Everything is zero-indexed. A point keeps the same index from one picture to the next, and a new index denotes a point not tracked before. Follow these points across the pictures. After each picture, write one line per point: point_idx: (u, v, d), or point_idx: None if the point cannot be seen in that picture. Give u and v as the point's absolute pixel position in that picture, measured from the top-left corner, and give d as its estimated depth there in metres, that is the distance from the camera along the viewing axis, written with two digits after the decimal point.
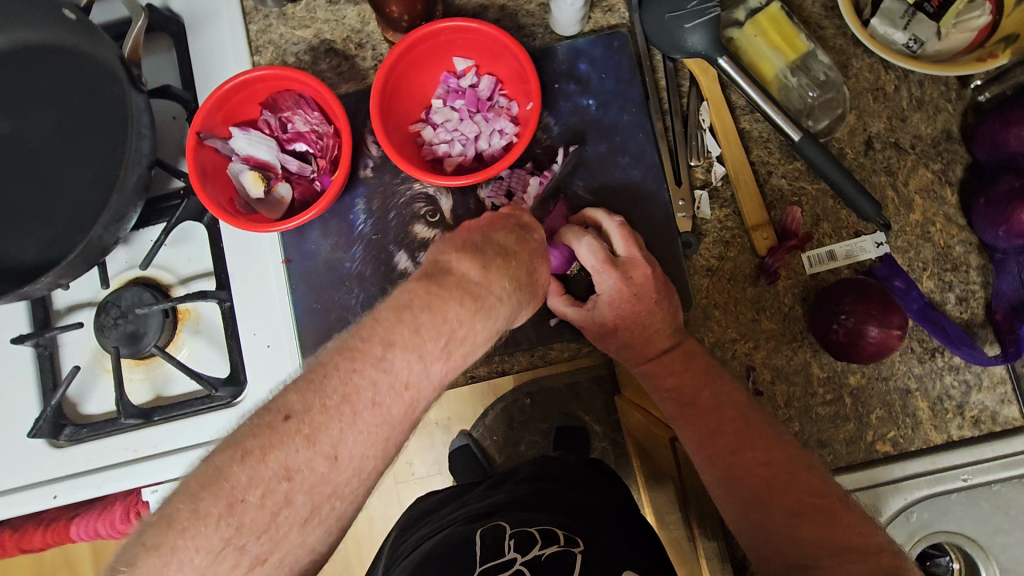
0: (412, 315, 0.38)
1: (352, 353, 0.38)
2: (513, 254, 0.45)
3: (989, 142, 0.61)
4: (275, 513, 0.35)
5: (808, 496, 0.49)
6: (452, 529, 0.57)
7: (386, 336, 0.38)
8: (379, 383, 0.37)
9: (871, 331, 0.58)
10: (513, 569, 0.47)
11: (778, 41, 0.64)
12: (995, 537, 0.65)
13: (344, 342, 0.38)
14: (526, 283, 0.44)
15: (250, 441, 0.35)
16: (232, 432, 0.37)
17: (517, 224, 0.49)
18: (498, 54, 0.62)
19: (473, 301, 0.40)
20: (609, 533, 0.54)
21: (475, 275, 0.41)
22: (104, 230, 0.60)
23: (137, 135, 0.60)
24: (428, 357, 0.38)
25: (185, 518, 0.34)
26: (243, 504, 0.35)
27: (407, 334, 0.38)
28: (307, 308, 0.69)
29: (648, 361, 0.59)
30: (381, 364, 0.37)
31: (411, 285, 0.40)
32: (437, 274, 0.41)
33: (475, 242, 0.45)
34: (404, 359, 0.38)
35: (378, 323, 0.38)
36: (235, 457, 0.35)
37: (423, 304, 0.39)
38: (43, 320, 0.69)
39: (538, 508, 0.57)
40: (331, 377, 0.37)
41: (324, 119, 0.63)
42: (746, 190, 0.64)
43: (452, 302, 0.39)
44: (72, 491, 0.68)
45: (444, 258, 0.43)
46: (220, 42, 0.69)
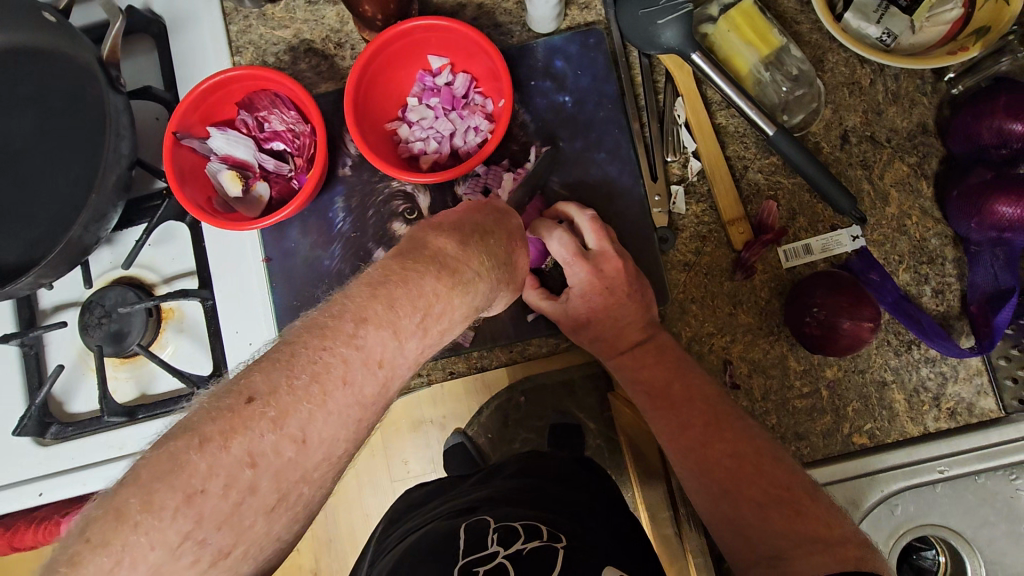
0: (387, 290, 0.37)
1: (321, 332, 0.35)
2: (491, 232, 0.45)
3: (962, 135, 0.61)
4: (238, 502, 0.33)
5: (774, 488, 0.50)
6: (436, 523, 0.57)
7: (358, 312, 0.36)
8: (351, 361, 0.35)
9: (843, 323, 0.58)
10: (496, 562, 0.47)
11: (750, 37, 0.64)
12: (982, 530, 0.63)
13: (313, 321, 0.36)
14: (502, 261, 0.44)
15: (209, 426, 0.33)
16: (188, 417, 0.33)
17: (494, 211, 0.48)
18: (472, 53, 0.63)
19: (449, 274, 0.39)
20: (590, 529, 0.55)
21: (452, 251, 0.40)
22: (83, 230, 0.61)
23: (116, 135, 0.61)
24: (403, 334, 0.37)
25: (136, 511, 0.30)
26: (203, 495, 0.32)
27: (382, 310, 0.36)
28: (288, 306, 0.69)
29: (621, 354, 0.60)
30: (354, 341, 0.35)
31: (384, 261, 0.38)
32: (414, 247, 0.40)
33: (454, 222, 0.44)
34: (377, 336, 0.36)
35: (351, 300, 0.36)
36: (192, 444, 0.32)
37: (399, 279, 0.37)
38: (29, 320, 0.70)
39: (522, 502, 0.57)
40: (298, 355, 0.35)
41: (301, 118, 0.64)
42: (721, 185, 0.64)
43: (429, 276, 0.38)
44: (58, 489, 0.69)
45: (421, 234, 0.41)
46: (200, 42, 0.70)
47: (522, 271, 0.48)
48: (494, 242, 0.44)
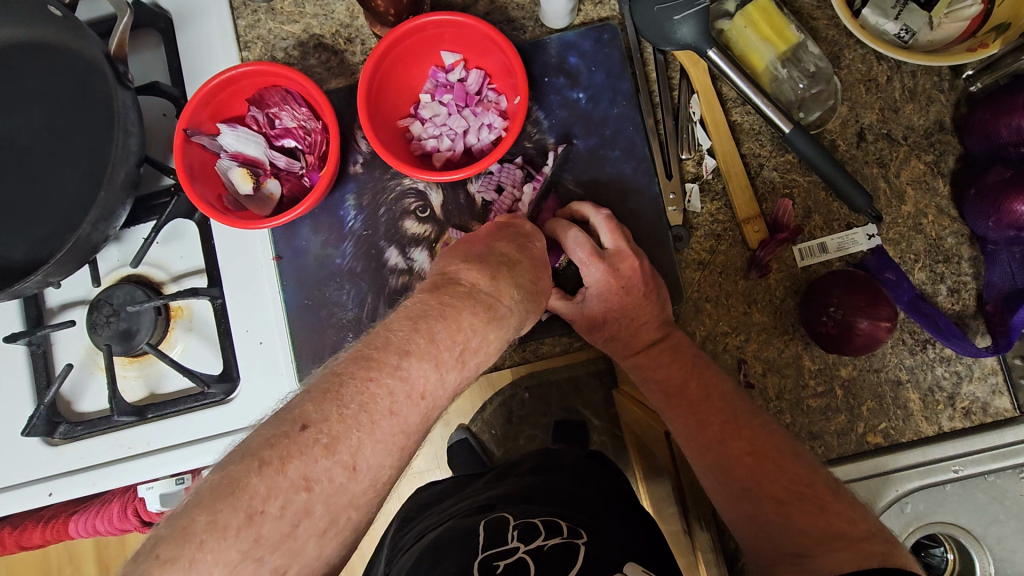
0: (427, 324, 0.38)
1: (368, 363, 0.36)
2: (516, 262, 0.44)
3: (981, 132, 0.61)
4: (293, 525, 0.33)
5: (794, 484, 0.50)
6: (453, 522, 0.57)
7: (400, 344, 0.37)
8: (396, 392, 0.36)
9: (859, 322, 0.58)
10: (517, 556, 0.47)
11: (768, 34, 0.63)
12: (991, 527, 0.63)
13: (358, 352, 0.37)
14: (531, 291, 0.44)
15: (268, 451, 0.33)
16: (248, 443, 0.34)
17: (518, 233, 0.49)
18: (486, 49, 0.62)
19: (485, 310, 0.40)
20: (609, 526, 0.55)
21: (485, 285, 0.41)
22: (92, 229, 0.61)
23: (124, 131, 0.60)
24: (444, 366, 0.38)
25: (203, 530, 0.30)
26: (262, 516, 0.32)
27: (424, 343, 0.37)
28: (298, 305, 0.69)
29: (636, 354, 0.59)
30: (398, 373, 0.36)
31: (421, 297, 0.40)
32: (447, 284, 0.41)
33: (480, 253, 0.44)
34: (420, 368, 0.37)
35: (393, 333, 0.38)
36: (253, 467, 0.32)
37: (439, 314, 0.39)
38: (36, 319, 0.69)
39: (539, 501, 0.57)
40: (346, 385, 0.35)
41: (312, 115, 0.63)
42: (737, 183, 0.64)
43: (466, 312, 0.39)
44: (68, 489, 0.68)
45: (451, 269, 0.43)
46: (209, 38, 0.69)
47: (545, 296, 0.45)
48: (520, 273, 0.44)
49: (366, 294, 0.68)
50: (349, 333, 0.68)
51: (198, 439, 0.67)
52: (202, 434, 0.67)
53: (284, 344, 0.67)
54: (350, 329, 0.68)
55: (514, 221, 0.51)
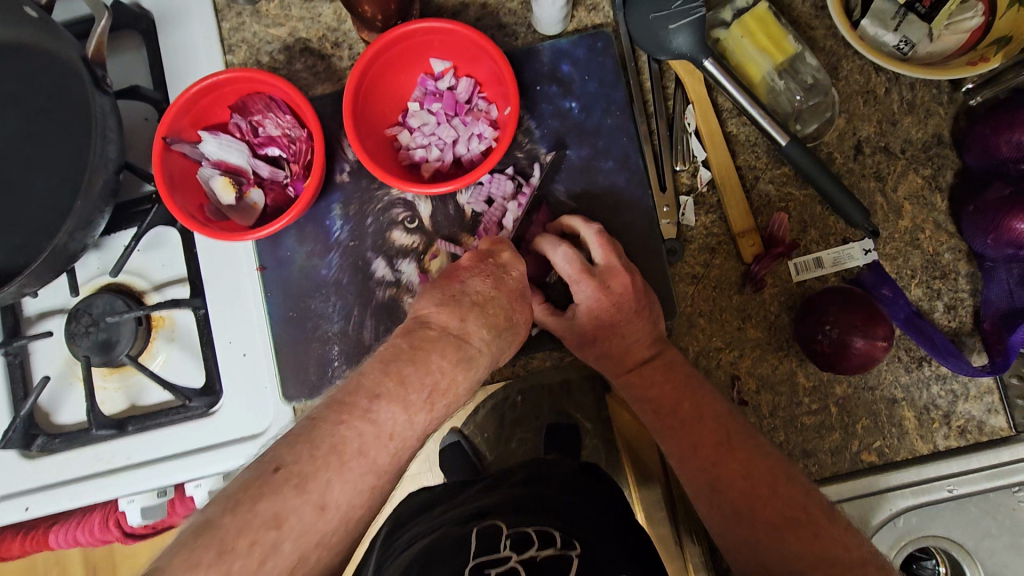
0: (397, 368, 0.39)
1: (339, 407, 0.37)
2: (492, 298, 0.44)
3: (980, 147, 0.60)
4: (261, 562, 0.33)
5: (790, 510, 0.49)
6: (444, 530, 0.56)
7: (371, 388, 0.38)
8: (365, 434, 0.37)
9: (855, 341, 0.57)
10: (508, 566, 0.47)
11: (765, 44, 0.62)
12: (984, 542, 0.63)
13: (333, 398, 0.38)
14: (505, 329, 0.44)
15: (242, 490, 0.34)
16: (229, 486, 0.34)
17: (498, 264, 0.47)
18: (476, 56, 0.60)
19: (454, 349, 0.40)
20: (604, 542, 0.54)
21: (456, 325, 0.41)
22: (69, 238, 0.59)
23: (102, 138, 0.59)
24: (412, 408, 0.38)
25: (172, 570, 0.30)
26: (231, 555, 0.32)
27: (393, 386, 0.38)
28: (282, 317, 0.67)
29: (628, 372, 0.58)
30: (368, 415, 0.37)
31: (393, 341, 0.41)
32: (418, 327, 0.41)
33: (454, 292, 0.44)
34: (389, 410, 0.37)
35: (365, 377, 0.39)
36: (225, 508, 0.33)
37: (408, 358, 0.39)
38: (13, 328, 0.68)
39: (532, 511, 0.56)
40: (320, 429, 0.36)
41: (297, 123, 0.61)
42: (732, 196, 0.62)
43: (436, 353, 0.40)
44: (45, 504, 0.67)
45: (424, 313, 0.43)
46: (192, 41, 0.67)
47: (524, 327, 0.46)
48: (495, 310, 0.44)
49: (352, 306, 0.66)
50: (334, 346, 0.66)
51: (179, 453, 0.66)
52: (184, 447, 0.66)
53: (268, 356, 0.66)
54: (336, 341, 0.66)
55: (499, 245, 0.50)
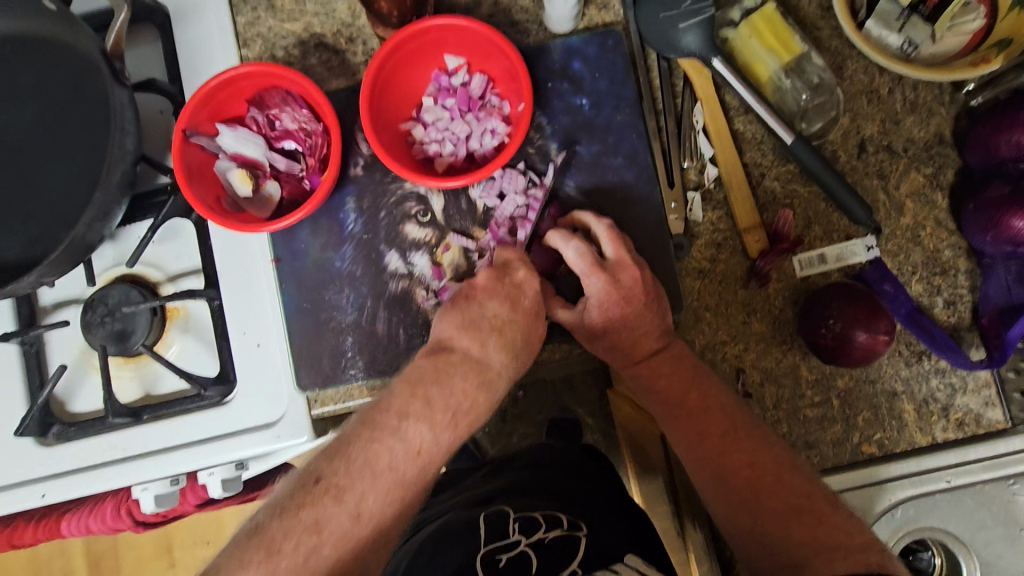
0: (424, 390, 0.47)
1: (372, 427, 0.45)
2: (507, 323, 0.52)
3: (981, 147, 0.61)
4: (305, 560, 0.41)
5: (795, 497, 0.50)
6: (454, 514, 0.60)
7: (401, 409, 0.46)
8: (395, 450, 0.44)
9: (858, 335, 0.59)
10: (518, 549, 0.51)
11: (772, 43, 0.63)
12: (979, 533, 0.67)
13: (367, 418, 0.46)
14: (519, 351, 0.52)
15: (289, 500, 0.42)
16: (276, 499, 0.43)
17: (512, 284, 0.54)
18: (489, 53, 0.61)
19: (475, 373, 0.49)
20: (609, 526, 0.56)
21: (475, 351, 0.50)
22: (87, 228, 0.60)
23: (121, 130, 0.59)
24: (438, 427, 0.46)
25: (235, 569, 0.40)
26: (279, 554, 0.40)
27: (419, 406, 0.46)
28: (297, 308, 0.68)
29: (637, 363, 0.59)
30: (397, 433, 0.45)
31: (419, 363, 0.49)
32: (442, 350, 0.50)
33: (472, 316, 0.52)
34: (417, 427, 0.45)
35: (394, 398, 0.47)
36: (276, 513, 0.42)
37: (433, 379, 0.47)
38: (29, 318, 0.69)
39: (539, 494, 0.60)
40: (354, 446, 0.44)
41: (313, 117, 0.62)
42: (739, 192, 0.64)
43: (457, 377, 0.48)
44: (61, 490, 0.68)
45: (446, 336, 0.51)
46: (208, 34, 0.68)
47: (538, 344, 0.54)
48: (510, 332, 0.52)
49: (365, 298, 0.67)
50: (348, 337, 0.67)
51: (193, 442, 0.67)
52: (198, 436, 0.67)
53: (282, 346, 0.67)
54: (349, 333, 0.67)
55: (512, 263, 0.56)
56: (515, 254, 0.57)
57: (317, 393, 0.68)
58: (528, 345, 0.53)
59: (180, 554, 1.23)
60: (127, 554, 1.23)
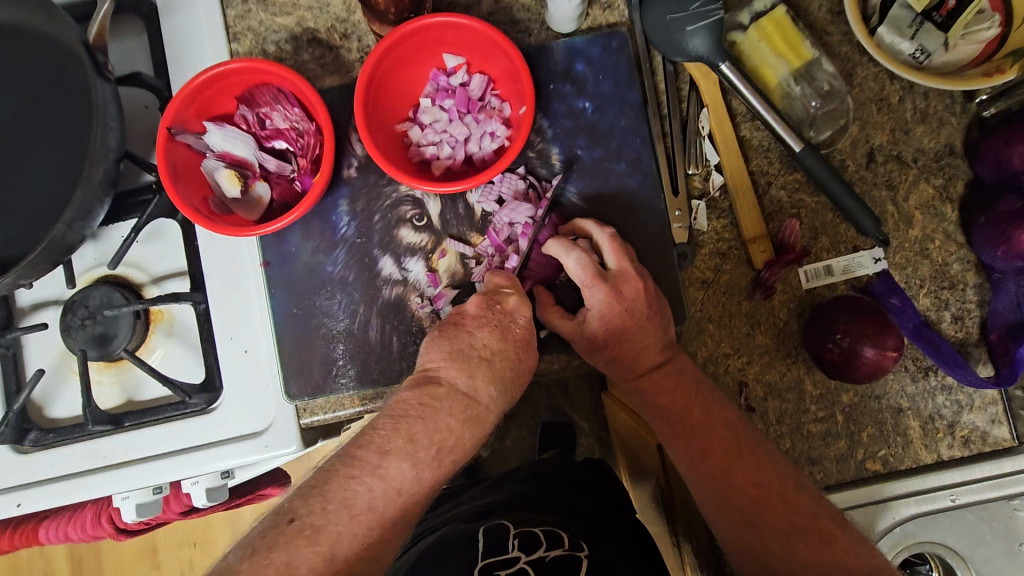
0: (406, 424, 0.46)
1: (351, 463, 0.44)
2: (496, 353, 0.51)
3: (992, 159, 0.60)
4: None
5: (801, 518, 0.49)
6: (452, 526, 0.59)
7: (382, 445, 0.44)
8: (375, 488, 0.43)
9: (865, 351, 0.57)
10: (518, 567, 0.48)
11: (782, 49, 0.61)
12: (978, 549, 0.66)
13: (346, 453, 0.45)
14: (509, 381, 0.51)
15: (258, 540, 0.40)
16: (244, 538, 0.41)
17: (502, 312, 0.53)
18: (490, 53, 0.59)
19: (460, 407, 0.48)
20: (609, 539, 0.56)
21: (463, 383, 0.49)
22: (68, 228, 0.57)
23: (103, 126, 0.57)
24: (419, 465, 0.45)
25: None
26: None
27: (402, 443, 0.45)
28: (286, 313, 0.66)
29: (638, 377, 0.57)
30: (377, 471, 0.43)
31: (404, 395, 0.48)
32: (428, 381, 0.49)
33: (461, 346, 0.50)
34: (398, 466, 0.44)
35: (377, 433, 0.45)
36: (242, 555, 0.39)
37: (417, 414, 0.46)
38: (6, 319, 0.66)
39: (539, 509, 0.59)
40: (331, 483, 0.43)
41: (305, 116, 0.60)
42: (745, 201, 0.62)
43: (442, 412, 0.47)
44: (38, 500, 0.65)
45: (433, 366, 0.50)
46: (196, 27, 0.66)
47: (528, 371, 0.53)
48: (499, 363, 0.51)
49: (358, 304, 0.65)
50: (339, 344, 0.65)
51: (177, 451, 0.64)
52: (182, 445, 0.64)
53: (270, 352, 0.65)
54: (341, 340, 0.65)
55: (502, 290, 0.55)
56: (506, 279, 0.56)
57: (306, 402, 0.66)
58: (518, 377, 0.52)
59: (165, 556, 1.20)
60: (109, 557, 1.21)
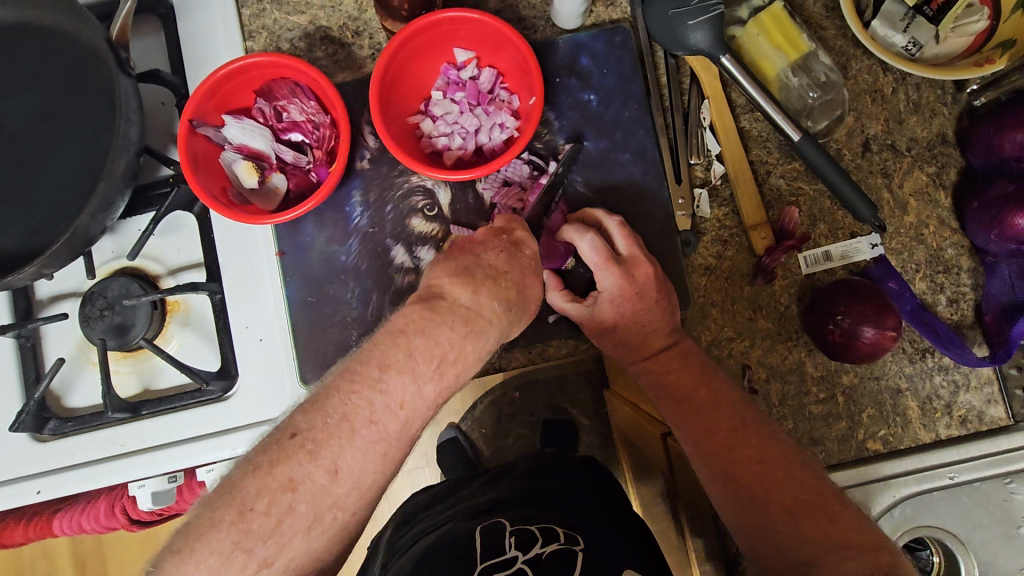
0: (407, 339, 0.41)
1: (352, 376, 0.41)
2: (505, 273, 0.47)
3: (984, 147, 0.62)
4: (279, 520, 0.39)
5: (802, 493, 0.50)
6: (452, 525, 0.59)
7: (382, 359, 0.41)
8: (376, 403, 0.40)
9: (865, 331, 0.59)
10: (514, 568, 0.49)
11: (780, 42, 0.64)
12: (975, 532, 0.68)
13: (346, 367, 0.42)
14: (515, 302, 0.46)
15: (261, 457, 0.39)
16: (247, 452, 0.41)
17: (509, 241, 0.50)
18: (499, 46, 0.61)
19: (463, 324, 0.43)
20: (601, 527, 0.57)
21: (466, 299, 0.44)
22: (91, 220, 0.59)
23: (126, 120, 0.59)
24: (421, 379, 0.41)
25: (202, 530, 0.38)
26: (252, 512, 0.38)
27: (402, 356, 0.41)
28: (301, 301, 0.67)
29: (645, 359, 0.60)
30: (378, 386, 0.40)
31: (407, 310, 0.43)
32: (431, 298, 0.44)
33: (466, 266, 0.46)
34: (399, 381, 0.40)
35: (377, 347, 0.42)
36: (246, 471, 0.39)
37: (416, 329, 0.42)
38: (26, 310, 0.67)
39: (532, 507, 0.59)
40: (332, 399, 0.40)
41: (321, 109, 0.62)
42: (746, 189, 0.64)
43: (445, 326, 0.42)
44: (57, 487, 0.66)
45: (438, 283, 0.45)
46: (213, 26, 0.67)
47: (533, 301, 0.49)
48: (508, 284, 0.46)
49: (371, 292, 0.67)
50: (353, 331, 0.67)
51: (192, 438, 0.65)
52: (194, 433, 0.66)
53: (287, 345, 0.66)
54: (354, 327, 0.67)
55: (510, 227, 0.52)
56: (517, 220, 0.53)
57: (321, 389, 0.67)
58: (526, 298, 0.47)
59: None
60: (113, 554, 1.21)
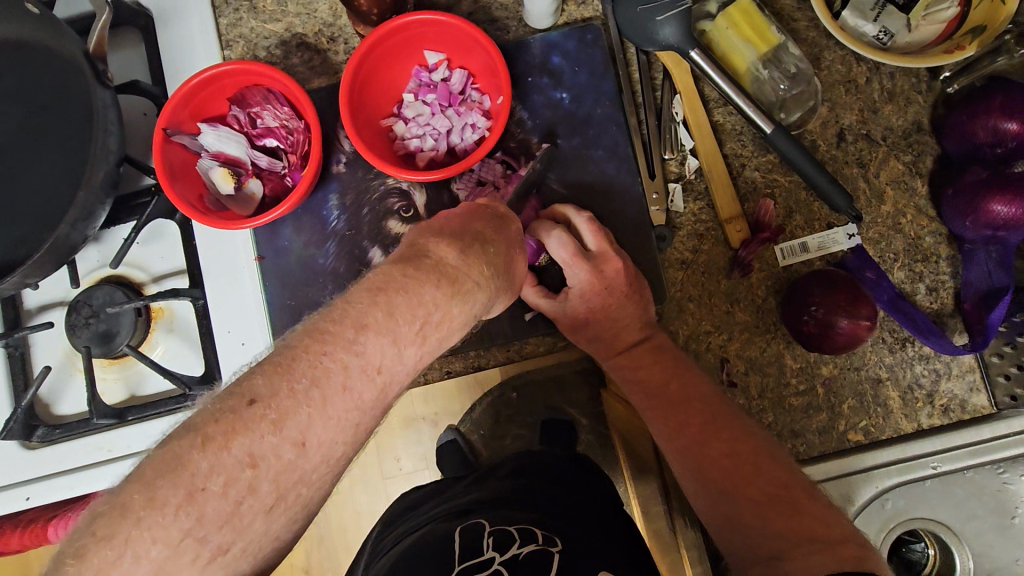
0: (387, 297, 0.38)
1: (322, 336, 0.37)
2: (491, 241, 0.45)
3: (957, 133, 0.62)
4: (237, 503, 0.35)
5: (772, 487, 0.50)
6: (431, 527, 0.59)
7: (358, 318, 0.37)
8: (350, 367, 0.37)
9: (840, 322, 0.59)
10: (491, 569, 0.49)
11: (749, 35, 0.63)
12: (969, 522, 0.66)
13: (314, 325, 0.37)
14: (502, 271, 0.45)
15: (212, 426, 0.34)
16: (191, 417, 0.35)
17: (494, 217, 0.49)
18: (469, 48, 0.62)
19: (449, 282, 0.40)
20: (573, 526, 0.57)
21: (453, 260, 0.41)
22: (71, 228, 0.60)
23: (103, 130, 0.60)
24: (402, 341, 0.38)
25: (140, 506, 0.32)
26: (203, 494, 0.34)
27: (381, 317, 0.37)
28: (280, 304, 0.69)
29: (618, 354, 0.60)
30: (353, 348, 0.37)
31: (385, 267, 0.40)
32: (414, 256, 0.41)
33: (453, 232, 0.44)
34: (377, 343, 0.37)
35: (352, 305, 0.38)
36: (196, 444, 0.34)
37: (400, 287, 0.38)
38: (13, 320, 0.68)
39: (512, 507, 0.59)
40: (300, 359, 0.36)
41: (294, 114, 0.63)
42: (719, 182, 0.64)
43: (428, 285, 0.39)
44: (47, 492, 0.67)
45: (422, 242, 0.43)
46: (190, 35, 0.68)
47: (518, 277, 0.48)
48: (494, 251, 0.45)
49: None
50: None
51: None
52: None
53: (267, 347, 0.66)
54: None
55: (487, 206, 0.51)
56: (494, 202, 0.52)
57: None
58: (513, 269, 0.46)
59: None
60: None
